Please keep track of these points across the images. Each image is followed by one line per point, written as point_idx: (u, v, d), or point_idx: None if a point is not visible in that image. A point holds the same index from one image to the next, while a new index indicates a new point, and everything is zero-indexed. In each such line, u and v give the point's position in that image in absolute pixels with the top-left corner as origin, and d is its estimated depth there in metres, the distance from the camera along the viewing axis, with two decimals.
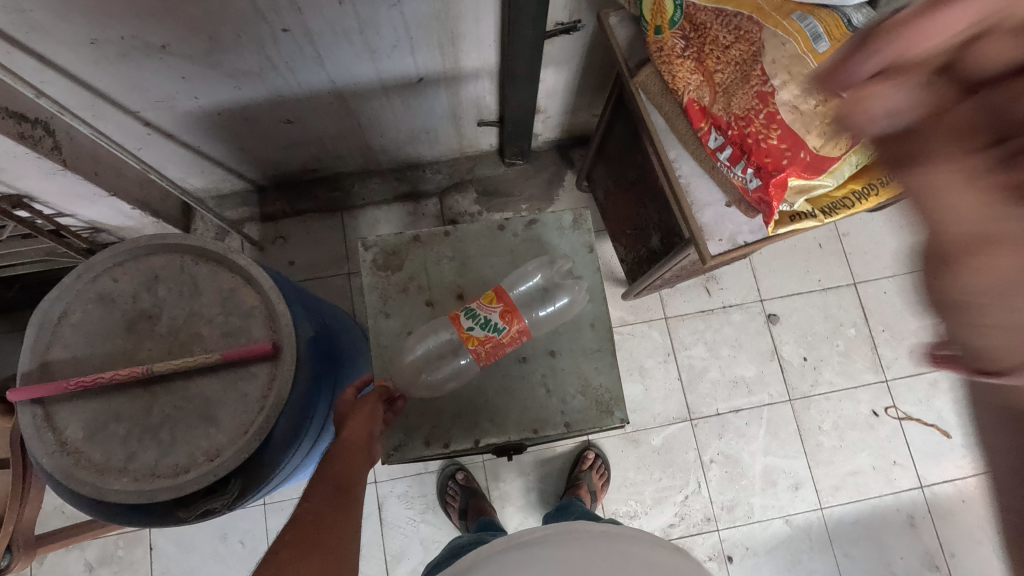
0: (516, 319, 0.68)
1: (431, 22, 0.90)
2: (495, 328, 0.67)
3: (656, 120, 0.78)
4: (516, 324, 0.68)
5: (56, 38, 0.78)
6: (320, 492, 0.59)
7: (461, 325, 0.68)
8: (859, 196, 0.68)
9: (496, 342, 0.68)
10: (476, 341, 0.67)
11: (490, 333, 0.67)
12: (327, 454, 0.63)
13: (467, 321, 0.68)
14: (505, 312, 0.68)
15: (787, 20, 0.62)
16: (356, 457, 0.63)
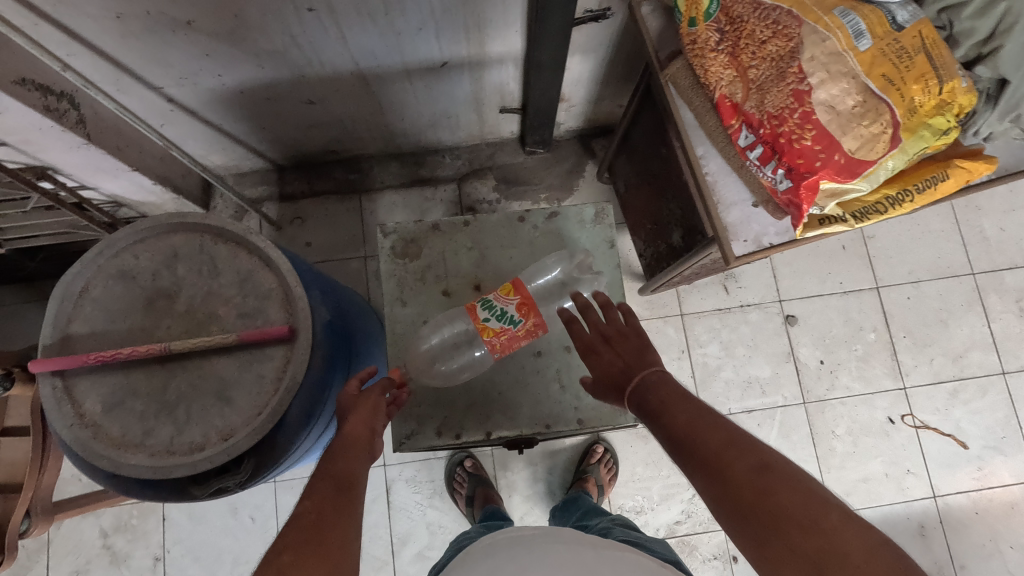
0: (533, 313, 0.68)
1: (457, 6, 0.88)
2: (512, 321, 0.67)
3: (684, 114, 0.76)
4: (533, 318, 0.68)
5: (82, 11, 0.78)
6: (321, 489, 0.52)
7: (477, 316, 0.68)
8: (893, 202, 0.66)
9: (512, 335, 0.68)
10: (492, 334, 0.67)
11: (506, 326, 0.67)
12: (328, 449, 0.58)
13: (484, 313, 0.68)
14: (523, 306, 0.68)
15: (828, 15, 0.61)
16: (360, 452, 0.58)
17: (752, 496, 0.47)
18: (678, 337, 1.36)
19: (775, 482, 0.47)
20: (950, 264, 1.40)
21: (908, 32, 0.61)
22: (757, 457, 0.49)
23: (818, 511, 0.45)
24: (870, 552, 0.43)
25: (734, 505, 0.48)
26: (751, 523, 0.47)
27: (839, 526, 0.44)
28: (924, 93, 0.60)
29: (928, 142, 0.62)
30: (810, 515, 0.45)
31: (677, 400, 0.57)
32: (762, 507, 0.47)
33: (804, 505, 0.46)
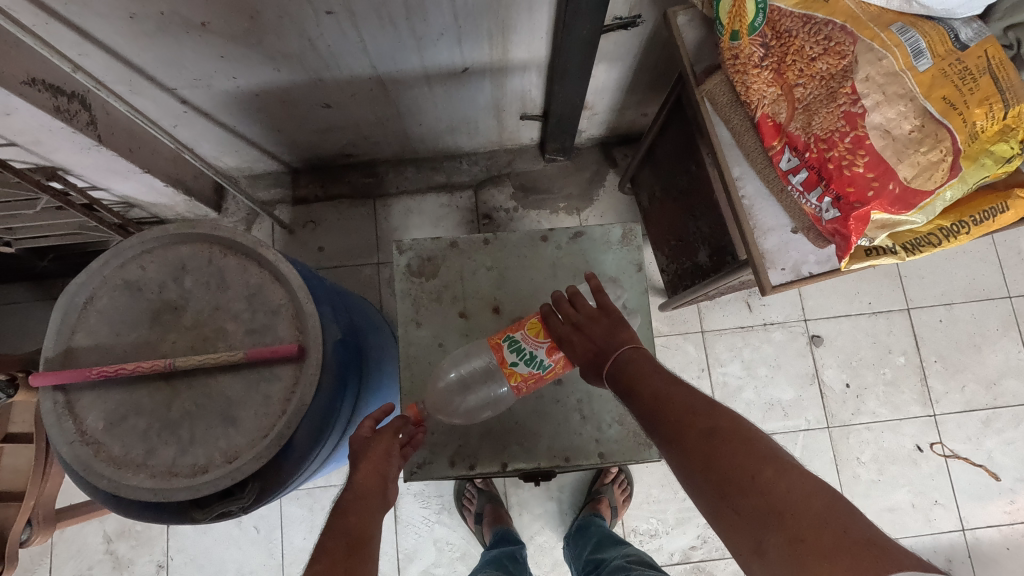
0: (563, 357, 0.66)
1: (482, 11, 0.84)
2: (541, 365, 0.65)
3: (720, 132, 0.71)
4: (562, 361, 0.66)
5: (94, 11, 0.75)
6: (333, 551, 0.51)
7: (506, 358, 0.64)
8: (948, 234, 0.61)
9: (538, 378, 0.66)
10: (521, 377, 0.65)
11: (537, 369, 0.65)
12: (339, 502, 0.56)
13: (512, 356, 0.64)
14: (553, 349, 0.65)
15: (885, 32, 0.56)
16: (373, 506, 0.56)
17: (703, 461, 0.48)
18: (698, 355, 1.31)
19: (720, 446, 0.48)
20: (985, 287, 1.35)
21: (972, 52, 0.56)
22: (710, 423, 0.50)
23: (755, 465, 0.46)
24: (808, 497, 0.43)
25: (693, 475, 0.49)
26: (706, 487, 0.48)
27: (777, 478, 0.45)
28: (987, 118, 0.55)
29: (988, 172, 0.58)
30: (748, 470, 0.46)
31: (645, 376, 0.57)
32: (711, 471, 0.48)
33: (745, 462, 0.47)
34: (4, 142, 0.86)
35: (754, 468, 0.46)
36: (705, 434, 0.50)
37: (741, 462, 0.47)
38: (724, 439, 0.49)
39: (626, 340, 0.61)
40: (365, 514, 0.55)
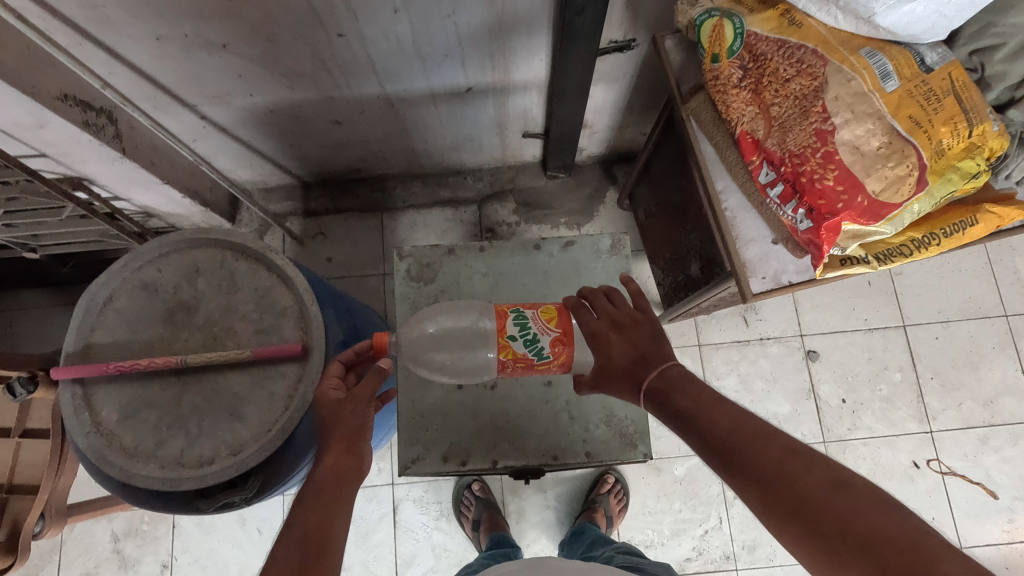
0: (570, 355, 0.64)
1: (483, 34, 0.90)
2: (537, 353, 0.64)
3: (704, 148, 0.76)
4: (566, 358, 0.64)
5: (125, 33, 0.82)
6: (288, 556, 0.50)
7: (511, 331, 0.63)
8: (920, 244, 0.65)
9: (529, 364, 0.64)
10: (514, 357, 0.63)
11: (534, 356, 0.63)
12: (303, 495, 0.55)
13: (517, 330, 0.63)
14: (565, 341, 0.64)
15: (854, 55, 0.60)
16: (343, 488, 0.56)
17: (834, 522, 0.44)
18: (694, 369, 1.33)
19: (857, 505, 0.44)
20: (981, 305, 1.36)
21: (936, 75, 0.60)
22: (830, 473, 0.47)
23: (904, 533, 0.43)
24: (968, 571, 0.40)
25: (813, 534, 0.45)
26: (834, 549, 0.44)
27: (936, 549, 0.41)
28: (953, 136, 0.59)
29: (956, 186, 0.62)
30: (891, 536, 0.43)
31: (712, 405, 0.52)
32: (847, 533, 0.44)
33: (890, 525, 0.43)
34: (36, 153, 0.92)
35: (905, 535, 0.42)
36: (826, 482, 0.46)
37: (878, 524, 0.43)
38: (853, 490, 0.45)
39: (673, 355, 0.58)
40: (331, 499, 0.55)
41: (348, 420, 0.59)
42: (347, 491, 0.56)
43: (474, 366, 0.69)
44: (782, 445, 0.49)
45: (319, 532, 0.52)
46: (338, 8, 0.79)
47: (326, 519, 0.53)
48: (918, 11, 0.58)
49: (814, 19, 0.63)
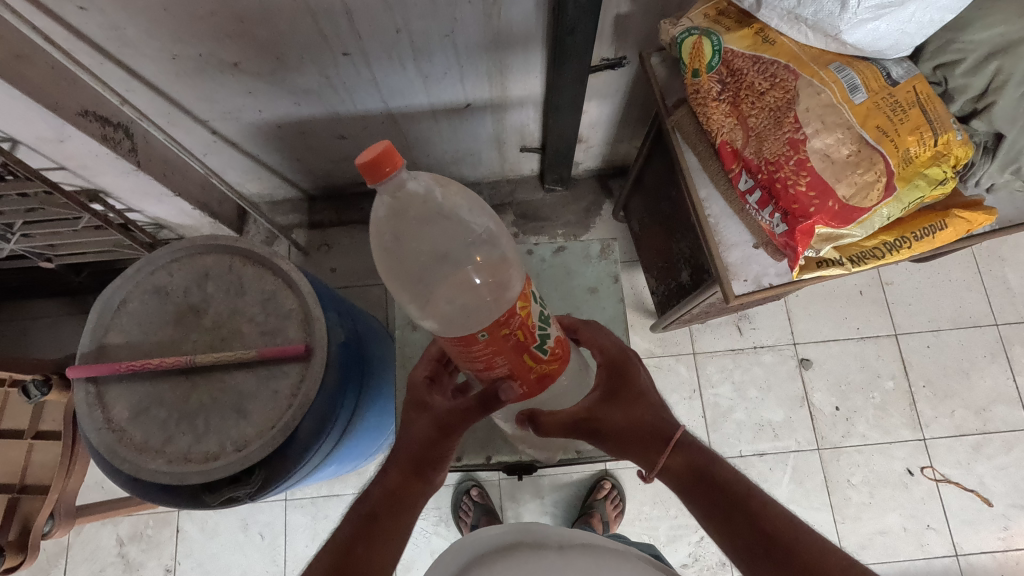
0: (556, 371, 0.54)
1: (481, 52, 0.95)
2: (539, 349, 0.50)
3: (689, 158, 0.80)
4: (550, 371, 0.53)
5: (143, 53, 0.87)
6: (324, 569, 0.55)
7: (535, 309, 0.50)
8: (890, 248, 0.68)
9: (520, 351, 0.49)
10: (519, 336, 0.48)
11: (534, 352, 0.50)
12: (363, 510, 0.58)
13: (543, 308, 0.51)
14: (560, 352, 0.54)
15: (823, 70, 0.65)
16: (396, 519, 0.58)
17: None
18: (689, 376, 1.36)
19: None
20: (971, 314, 1.38)
21: (902, 87, 0.64)
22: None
23: None
24: None
25: None
26: None
27: None
28: (919, 144, 0.62)
29: (925, 191, 0.65)
30: None
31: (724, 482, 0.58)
32: None
33: None
34: (56, 166, 0.97)
35: None
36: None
37: None
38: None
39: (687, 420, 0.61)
40: (383, 531, 0.57)
41: (431, 448, 0.59)
42: (398, 524, 0.58)
43: (413, 289, 0.55)
44: (817, 549, 0.53)
45: (362, 565, 0.55)
46: (343, 28, 0.84)
47: (370, 553, 0.56)
48: (882, 30, 0.62)
49: (786, 37, 0.68)
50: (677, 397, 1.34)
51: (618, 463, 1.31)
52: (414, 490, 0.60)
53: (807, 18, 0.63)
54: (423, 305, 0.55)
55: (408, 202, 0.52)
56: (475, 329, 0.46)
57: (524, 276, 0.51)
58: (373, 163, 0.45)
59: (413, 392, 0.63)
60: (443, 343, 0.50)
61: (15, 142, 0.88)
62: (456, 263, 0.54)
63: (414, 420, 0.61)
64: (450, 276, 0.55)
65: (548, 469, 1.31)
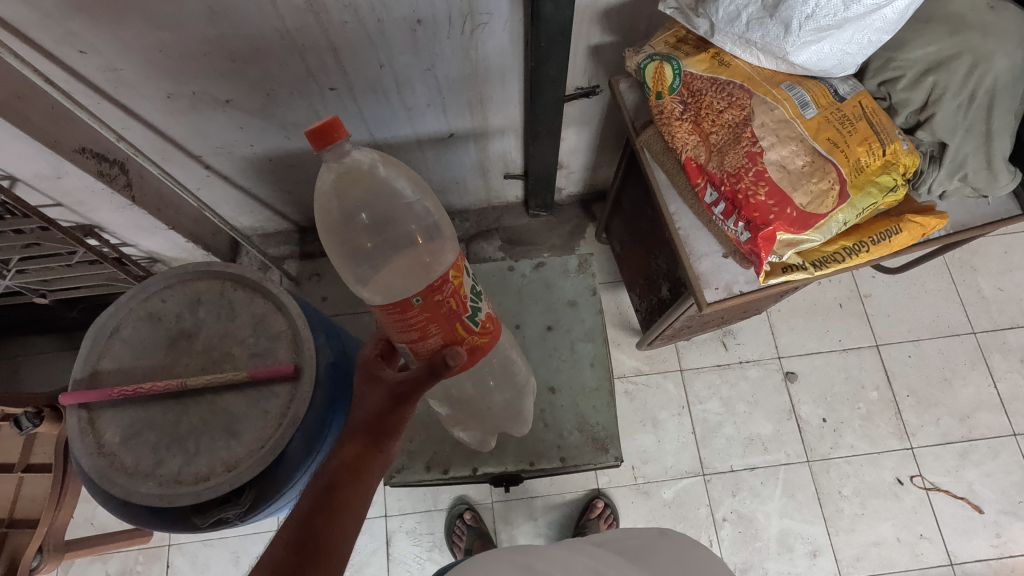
0: (485, 346, 0.59)
1: (461, 84, 1.00)
2: (472, 320, 0.56)
3: (658, 175, 0.85)
4: (479, 345, 0.58)
5: (139, 92, 0.92)
6: (289, 543, 0.54)
7: (467, 282, 0.56)
8: (850, 252, 0.73)
9: (451, 314, 0.54)
10: (452, 303, 0.53)
11: (466, 322, 0.56)
12: (327, 485, 0.58)
13: (473, 289, 0.57)
14: (491, 328, 0.59)
15: (775, 88, 0.71)
16: (355, 490, 0.58)
17: None
18: (678, 394, 1.37)
19: None
20: (949, 323, 1.42)
21: (849, 103, 0.70)
22: None
23: None
24: None
25: None
26: None
27: None
28: (869, 154, 0.67)
29: (877, 199, 0.69)
30: None
31: None
32: None
33: None
34: (52, 203, 1.01)
35: None
36: None
37: None
38: None
39: None
40: (341, 503, 0.57)
41: (384, 417, 0.61)
42: (357, 495, 0.58)
43: (353, 260, 0.64)
44: None
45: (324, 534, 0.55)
46: (329, 65, 0.90)
47: (332, 524, 0.56)
48: (825, 50, 0.67)
49: (740, 60, 0.74)
50: (666, 414, 1.36)
51: (610, 482, 1.31)
52: (370, 460, 0.60)
53: (757, 41, 0.69)
54: (362, 277, 0.64)
55: (350, 173, 0.61)
56: (411, 294, 0.51)
57: (454, 249, 0.60)
58: (318, 129, 0.51)
59: (365, 369, 0.64)
60: (376, 313, 0.54)
61: (14, 179, 0.92)
62: (391, 238, 0.63)
63: (366, 393, 0.63)
64: (387, 252, 0.64)
65: (540, 490, 1.32)
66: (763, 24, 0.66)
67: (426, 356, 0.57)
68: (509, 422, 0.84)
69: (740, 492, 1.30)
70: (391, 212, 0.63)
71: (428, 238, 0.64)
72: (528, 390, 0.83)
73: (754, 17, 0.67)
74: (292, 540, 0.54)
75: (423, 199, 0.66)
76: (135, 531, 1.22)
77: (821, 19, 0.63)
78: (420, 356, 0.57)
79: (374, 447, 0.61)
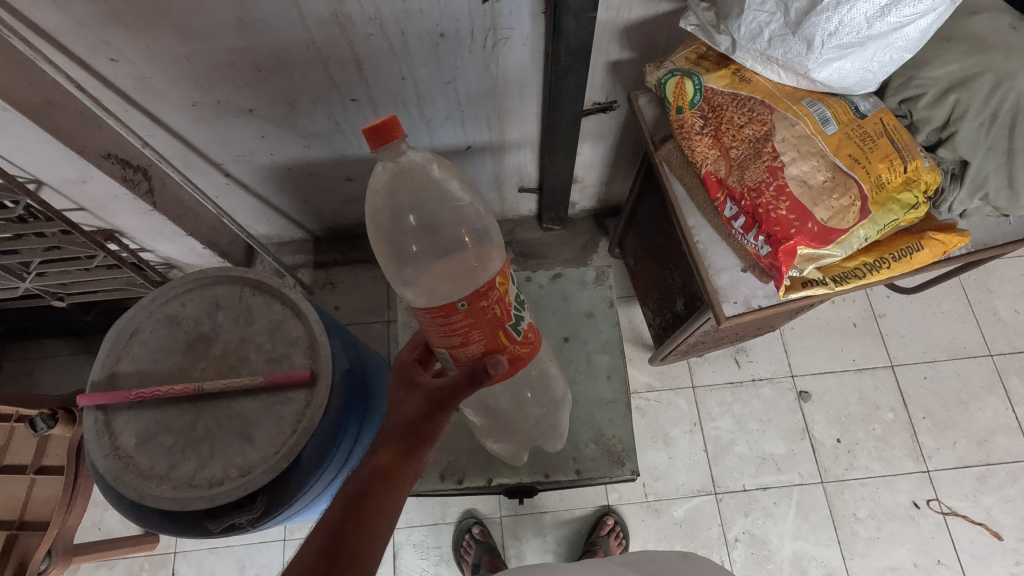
0: (525, 356, 0.60)
1: (481, 97, 1.01)
2: (515, 328, 0.57)
3: (677, 189, 0.87)
4: (520, 355, 0.59)
5: (166, 101, 0.93)
6: (320, 547, 0.55)
7: (511, 290, 0.57)
8: (870, 268, 0.73)
9: (495, 321, 0.54)
10: (497, 310, 0.54)
11: (508, 331, 0.56)
12: (359, 491, 0.58)
13: (517, 301, 0.58)
14: (532, 339, 0.60)
15: (796, 104, 0.72)
16: (387, 496, 0.58)
17: None
18: (690, 410, 1.36)
19: None
20: (965, 345, 1.41)
21: (870, 120, 0.70)
22: None
23: None
24: None
25: None
26: None
27: None
28: (890, 171, 0.68)
29: (897, 216, 0.70)
30: None
31: None
32: None
33: None
34: (75, 207, 1.02)
35: None
36: None
37: None
38: None
39: None
40: (372, 510, 0.57)
41: (420, 423, 0.61)
42: (388, 503, 0.58)
43: (398, 260, 0.65)
44: None
45: (356, 540, 0.55)
46: (352, 76, 0.91)
47: (363, 531, 0.56)
48: (847, 67, 0.68)
49: (761, 76, 0.75)
50: (677, 431, 1.34)
51: (621, 498, 1.30)
52: (404, 467, 0.60)
53: (778, 58, 0.70)
54: (406, 278, 0.65)
55: (404, 172, 0.63)
56: (457, 299, 0.51)
57: (502, 255, 0.61)
58: (376, 127, 0.53)
59: (403, 372, 0.64)
60: (419, 317, 0.55)
61: (40, 183, 0.94)
62: (437, 241, 0.65)
63: (403, 397, 0.62)
64: (433, 256, 0.65)
65: (549, 505, 1.30)
66: (785, 41, 0.68)
67: (466, 363, 0.58)
68: (544, 435, 0.84)
69: (753, 512, 1.28)
70: (440, 213, 0.64)
71: (477, 241, 0.65)
72: (565, 404, 0.84)
73: (776, 34, 0.68)
74: (322, 545, 0.55)
75: (474, 202, 0.67)
76: (144, 535, 1.23)
77: (844, 36, 0.64)
78: (460, 363, 0.58)
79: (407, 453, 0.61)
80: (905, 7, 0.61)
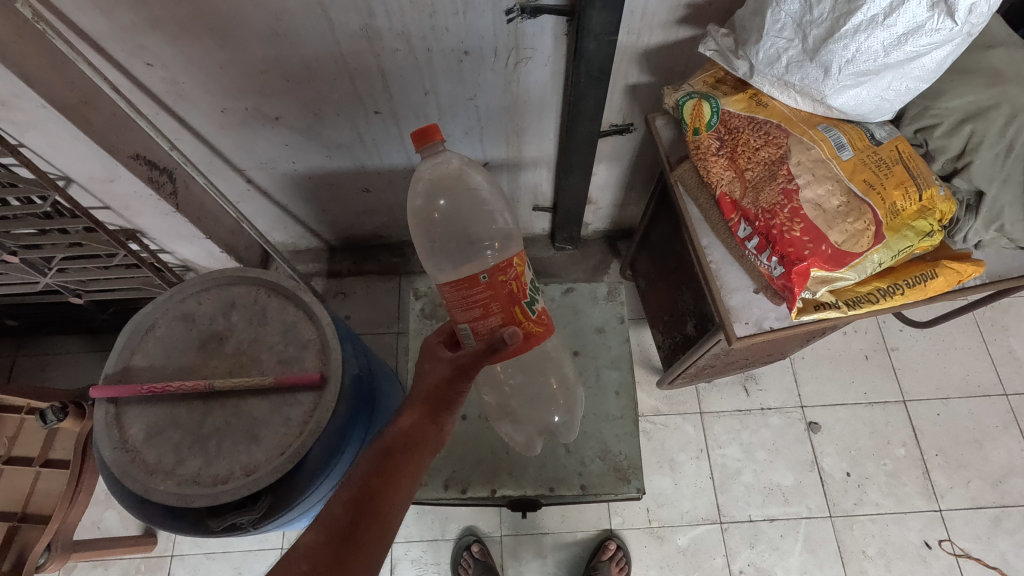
0: (540, 335, 0.65)
1: (501, 114, 1.03)
2: (529, 307, 0.64)
3: (691, 209, 0.88)
4: (534, 332, 0.65)
5: (196, 106, 0.96)
6: (345, 499, 0.58)
7: (527, 272, 0.64)
8: (884, 293, 0.73)
9: (512, 297, 0.62)
10: (513, 286, 0.61)
11: (524, 306, 0.63)
12: (386, 450, 0.63)
13: (530, 285, 0.65)
14: (546, 320, 0.66)
15: (812, 130, 0.74)
16: (410, 456, 0.63)
17: None
18: (697, 436, 1.35)
19: None
20: (980, 383, 1.38)
21: (886, 147, 0.72)
22: None
23: None
24: None
25: None
26: None
27: None
28: (905, 199, 0.68)
29: (913, 242, 0.70)
30: None
31: None
32: None
33: None
34: (101, 206, 1.05)
35: None
36: None
37: None
38: None
39: None
40: (396, 468, 0.62)
41: (444, 390, 0.66)
42: (412, 461, 0.63)
43: (433, 252, 0.81)
44: None
45: (381, 496, 0.59)
46: (377, 89, 0.94)
47: (387, 486, 0.60)
48: (863, 95, 0.69)
49: (777, 101, 0.77)
50: (683, 457, 1.33)
51: (624, 522, 1.27)
52: (426, 430, 0.65)
53: (796, 83, 0.72)
54: (438, 265, 0.81)
55: (445, 180, 0.79)
56: (478, 272, 0.60)
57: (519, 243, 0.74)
58: (420, 134, 0.67)
59: (427, 348, 0.70)
60: (443, 291, 0.63)
61: (69, 180, 0.97)
62: (470, 240, 0.80)
63: (428, 369, 0.68)
64: (464, 251, 0.80)
65: (551, 527, 1.28)
66: (803, 66, 0.69)
67: (485, 337, 0.64)
68: (559, 421, 0.87)
69: (759, 543, 1.25)
70: (469, 217, 0.80)
71: (503, 243, 0.80)
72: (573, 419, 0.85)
73: (794, 60, 0.70)
74: (349, 500, 0.58)
75: (502, 212, 0.83)
76: (140, 536, 1.24)
77: (861, 64, 0.65)
78: (480, 337, 0.64)
79: (430, 419, 0.66)
80: (923, 37, 0.62)
